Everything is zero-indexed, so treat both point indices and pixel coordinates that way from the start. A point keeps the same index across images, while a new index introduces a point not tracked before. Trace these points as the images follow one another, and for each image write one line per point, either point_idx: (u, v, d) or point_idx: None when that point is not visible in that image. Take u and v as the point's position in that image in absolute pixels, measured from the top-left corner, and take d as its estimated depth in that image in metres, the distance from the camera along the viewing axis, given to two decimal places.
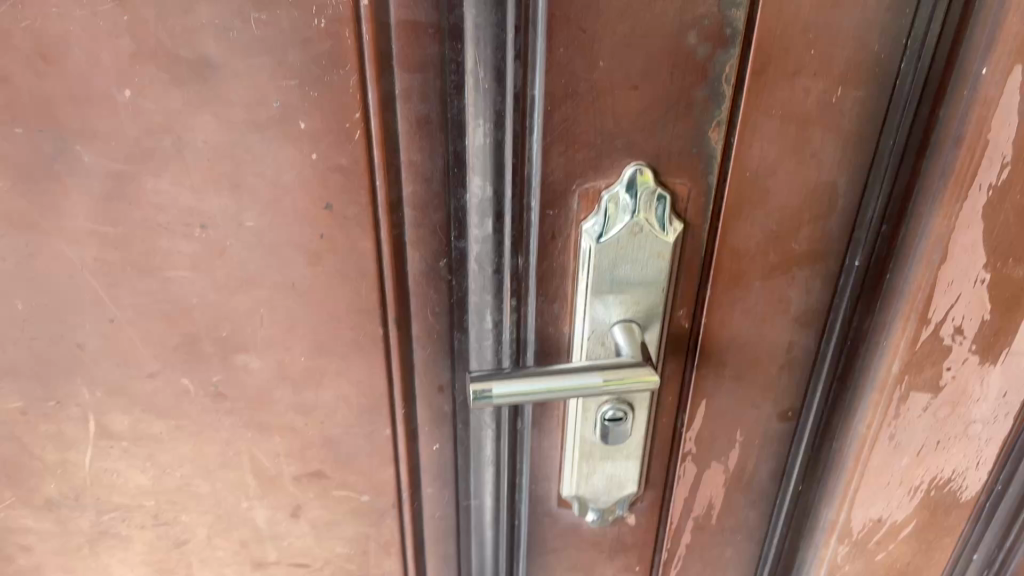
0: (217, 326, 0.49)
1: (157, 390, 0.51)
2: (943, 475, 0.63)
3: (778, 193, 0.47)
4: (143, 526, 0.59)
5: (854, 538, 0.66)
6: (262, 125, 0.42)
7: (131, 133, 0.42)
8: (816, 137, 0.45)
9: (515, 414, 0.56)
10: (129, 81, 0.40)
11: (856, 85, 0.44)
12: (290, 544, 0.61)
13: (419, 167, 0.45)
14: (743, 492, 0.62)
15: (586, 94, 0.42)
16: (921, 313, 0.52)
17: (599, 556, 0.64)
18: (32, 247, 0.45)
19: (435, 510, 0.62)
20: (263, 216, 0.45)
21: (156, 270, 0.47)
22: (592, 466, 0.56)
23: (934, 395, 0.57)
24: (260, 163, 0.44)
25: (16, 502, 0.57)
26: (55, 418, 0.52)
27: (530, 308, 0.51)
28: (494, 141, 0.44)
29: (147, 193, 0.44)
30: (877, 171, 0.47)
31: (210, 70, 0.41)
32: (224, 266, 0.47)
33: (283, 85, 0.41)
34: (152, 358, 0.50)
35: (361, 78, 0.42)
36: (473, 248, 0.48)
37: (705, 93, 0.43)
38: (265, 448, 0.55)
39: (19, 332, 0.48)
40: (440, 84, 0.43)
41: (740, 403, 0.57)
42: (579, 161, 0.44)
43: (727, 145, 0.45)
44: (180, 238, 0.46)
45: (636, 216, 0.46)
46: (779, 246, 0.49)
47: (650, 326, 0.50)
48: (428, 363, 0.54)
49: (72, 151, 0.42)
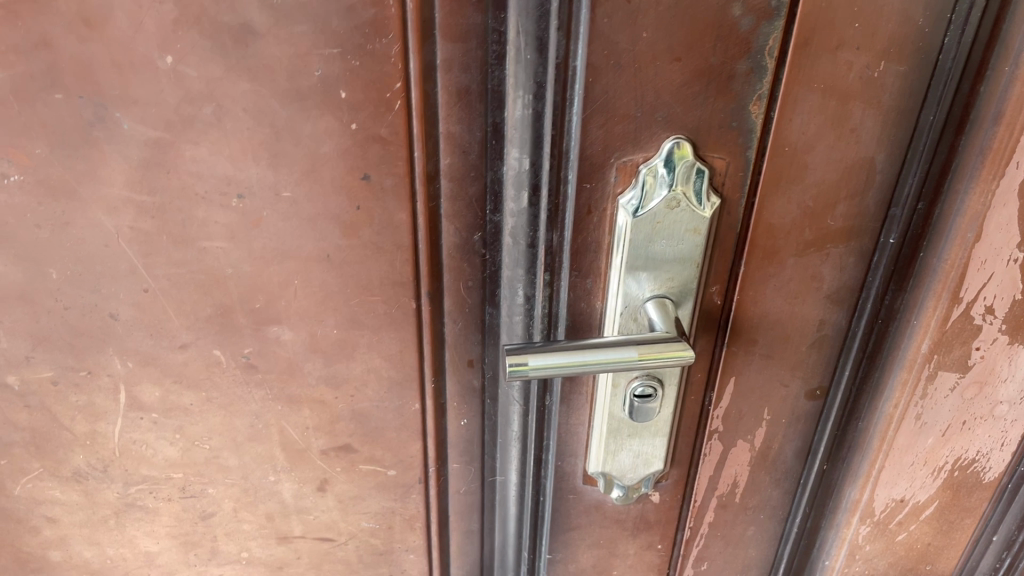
0: (251, 297, 0.49)
1: (189, 361, 0.51)
2: (967, 456, 0.63)
3: (815, 168, 0.47)
4: (170, 499, 0.59)
5: (877, 518, 0.66)
6: (302, 94, 0.42)
7: (172, 101, 0.42)
8: (857, 113, 0.45)
9: (545, 390, 0.56)
10: (171, 47, 0.40)
11: (899, 59, 0.44)
12: (315, 518, 0.61)
13: (458, 138, 0.45)
14: (768, 471, 0.63)
15: (628, 65, 0.42)
16: (953, 292, 0.52)
17: (621, 532, 0.65)
18: (69, 214, 0.45)
19: (460, 486, 0.63)
20: (300, 186, 0.45)
21: (192, 240, 0.46)
22: (618, 444, 0.56)
23: (962, 374, 0.57)
24: (298, 133, 0.43)
25: (44, 474, 0.57)
26: (86, 388, 0.52)
27: (563, 283, 0.50)
28: (533, 113, 0.44)
29: (186, 162, 0.44)
30: (916, 148, 0.47)
31: (252, 37, 0.40)
32: (260, 237, 0.47)
33: (326, 54, 0.41)
34: (185, 329, 0.50)
35: (403, 47, 0.41)
36: (508, 221, 0.49)
37: (748, 66, 0.43)
38: (294, 422, 0.55)
39: (53, 302, 0.48)
40: (481, 54, 0.43)
41: (769, 381, 0.57)
42: (618, 133, 0.44)
43: (767, 119, 0.45)
44: (217, 207, 0.45)
45: (672, 190, 0.45)
46: (814, 222, 0.49)
47: (683, 303, 0.49)
48: (458, 338, 0.54)
49: (111, 118, 0.42)
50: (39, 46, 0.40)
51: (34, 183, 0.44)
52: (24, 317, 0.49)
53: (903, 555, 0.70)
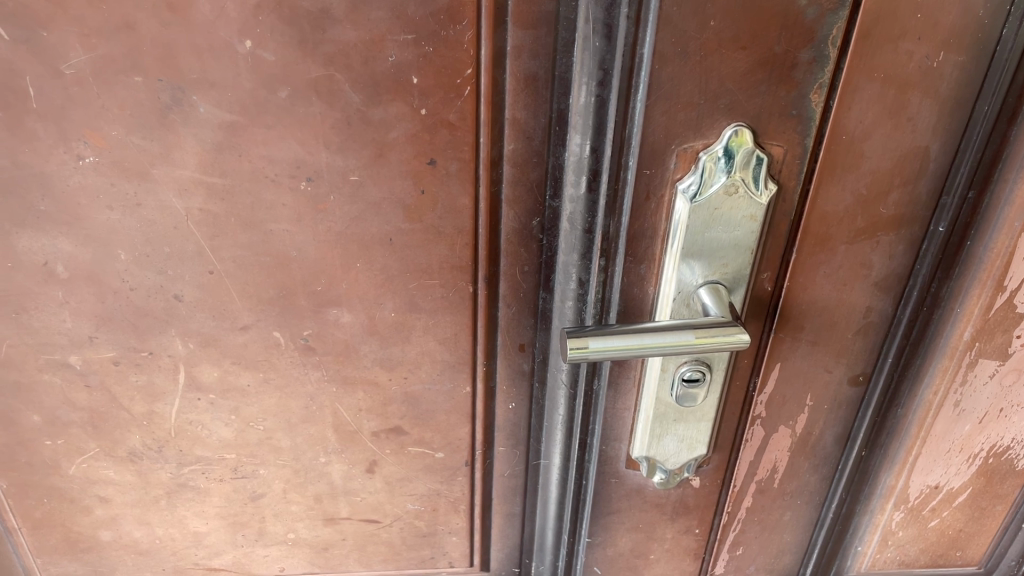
0: (314, 280, 0.50)
1: (248, 343, 0.52)
2: (1002, 443, 0.64)
3: (871, 157, 0.48)
4: (222, 479, 0.60)
5: (911, 504, 0.68)
6: (376, 79, 0.43)
7: (248, 85, 0.43)
8: (914, 101, 0.46)
9: (593, 373, 0.57)
10: (250, 32, 0.41)
11: (958, 50, 0.45)
12: (362, 500, 0.62)
13: (523, 124, 0.47)
14: (808, 457, 0.64)
15: (694, 52, 0.43)
16: (997, 280, 0.54)
17: (661, 517, 0.66)
18: (140, 196, 0.46)
19: (505, 469, 0.64)
20: (367, 170, 0.46)
21: (259, 223, 0.47)
22: (664, 427, 0.57)
23: (1002, 362, 0.59)
24: (369, 117, 0.44)
25: (99, 453, 0.58)
26: (146, 369, 0.53)
27: (618, 269, 0.51)
28: (598, 99, 0.45)
29: (258, 146, 0.45)
30: (970, 136, 0.48)
31: (331, 22, 0.41)
32: (326, 220, 0.48)
33: (400, 40, 0.42)
34: (246, 311, 0.51)
35: (476, 34, 0.42)
36: (566, 207, 0.50)
37: (811, 55, 0.44)
38: (348, 403, 0.56)
39: (119, 282, 0.49)
40: (551, 41, 0.44)
41: (814, 367, 0.58)
42: (681, 120, 0.45)
43: (826, 108, 0.46)
44: (285, 190, 0.46)
45: (731, 176, 0.46)
46: (866, 210, 0.50)
47: (736, 289, 0.50)
48: (511, 321, 0.55)
49: (188, 101, 0.43)
50: (122, 30, 0.40)
51: (108, 165, 0.45)
52: (90, 297, 0.50)
53: (935, 540, 0.71)
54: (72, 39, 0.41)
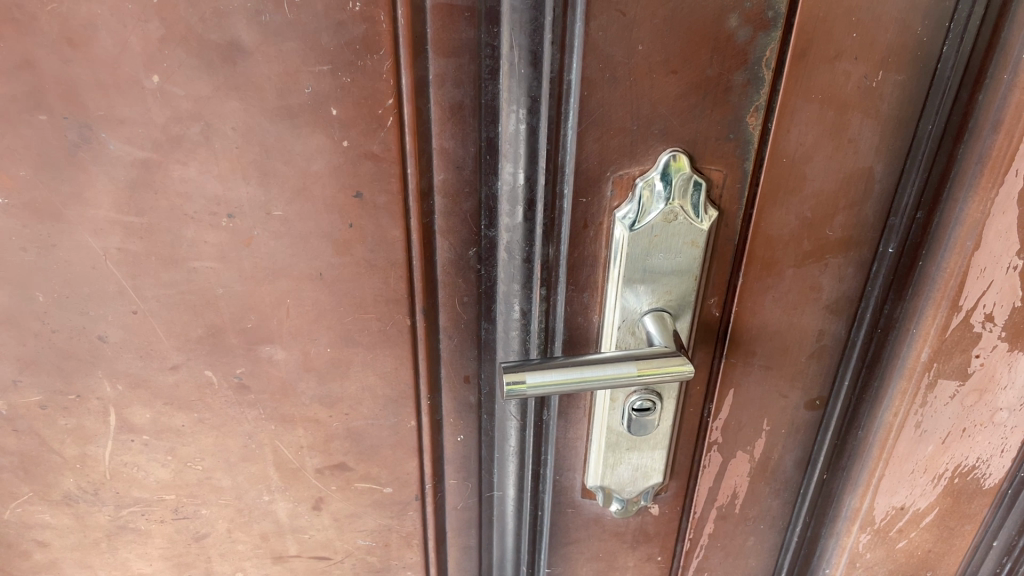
0: (243, 316, 0.48)
1: (180, 382, 0.51)
2: (967, 463, 0.63)
3: (815, 179, 0.46)
4: (163, 521, 0.58)
5: (877, 526, 0.65)
6: (293, 111, 0.41)
7: (159, 120, 0.41)
8: (855, 123, 0.44)
9: (542, 405, 0.55)
10: (157, 66, 0.39)
11: (897, 68, 0.43)
12: (311, 537, 0.60)
13: (452, 153, 0.45)
14: (768, 481, 0.62)
15: (623, 78, 0.41)
16: (952, 299, 0.52)
17: (621, 545, 0.64)
18: (55, 237, 0.44)
19: (457, 502, 0.62)
20: (291, 205, 0.44)
21: (181, 260, 0.46)
22: (617, 457, 0.55)
23: (962, 382, 0.57)
24: (288, 150, 0.43)
25: (33, 498, 0.56)
26: (75, 411, 0.51)
27: (560, 297, 0.50)
28: (528, 127, 0.43)
29: (174, 182, 0.43)
30: (915, 156, 0.47)
31: (241, 55, 0.39)
32: (251, 256, 0.46)
33: (316, 71, 0.40)
34: (175, 350, 0.49)
35: (395, 63, 0.41)
36: (503, 236, 0.48)
37: (745, 77, 0.42)
38: (288, 441, 0.55)
39: (40, 325, 0.47)
40: (475, 68, 0.43)
41: (769, 392, 0.56)
42: (614, 146, 0.43)
43: (764, 131, 0.44)
44: (207, 227, 0.45)
45: (669, 203, 0.45)
46: (813, 233, 0.49)
47: (681, 315, 0.49)
48: (454, 353, 0.53)
49: (96, 139, 0.41)
50: (21, 67, 0.39)
51: (18, 205, 0.43)
52: (10, 341, 0.48)
53: (905, 562, 0.69)
54: None
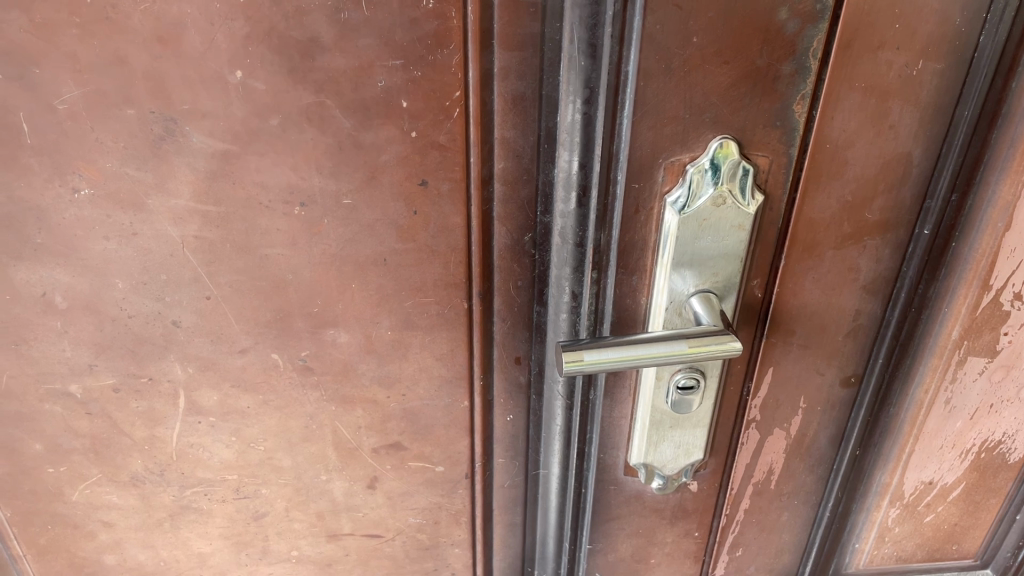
0: (310, 301, 0.51)
1: (247, 365, 0.53)
2: (993, 438, 0.65)
3: (855, 164, 0.49)
4: (224, 500, 0.60)
5: (905, 500, 0.68)
6: (365, 104, 0.44)
7: (240, 114, 0.43)
8: (895, 110, 0.47)
9: (589, 384, 0.57)
10: (241, 62, 0.42)
11: (936, 57, 0.45)
12: (364, 515, 0.63)
13: (512, 143, 0.47)
14: (803, 458, 0.64)
15: (678, 68, 0.44)
16: (983, 279, 0.55)
17: (660, 521, 0.66)
18: (136, 226, 0.46)
19: (504, 480, 0.64)
20: (360, 193, 0.47)
21: (254, 248, 0.48)
22: (661, 434, 0.58)
23: (990, 359, 0.60)
24: (360, 141, 0.45)
25: (102, 479, 0.58)
26: (146, 394, 0.54)
27: (610, 280, 0.52)
28: (585, 116, 0.46)
29: (252, 173, 0.45)
30: (951, 140, 0.49)
31: (320, 50, 0.42)
32: (320, 243, 0.48)
33: (389, 65, 0.43)
34: (244, 334, 0.51)
35: (463, 57, 0.43)
36: (558, 222, 0.50)
37: (792, 67, 0.44)
38: (347, 421, 0.57)
39: (118, 311, 0.50)
40: (537, 61, 0.45)
41: (806, 370, 0.58)
42: (667, 134, 0.46)
43: (809, 118, 0.47)
44: (280, 216, 0.47)
45: (717, 187, 0.47)
46: (852, 216, 0.51)
47: (727, 296, 0.51)
48: (507, 336, 0.56)
49: (180, 131, 0.43)
50: (113, 64, 0.41)
51: (104, 195, 0.45)
52: (88, 326, 0.50)
53: (931, 535, 0.72)
54: (65, 75, 0.41)
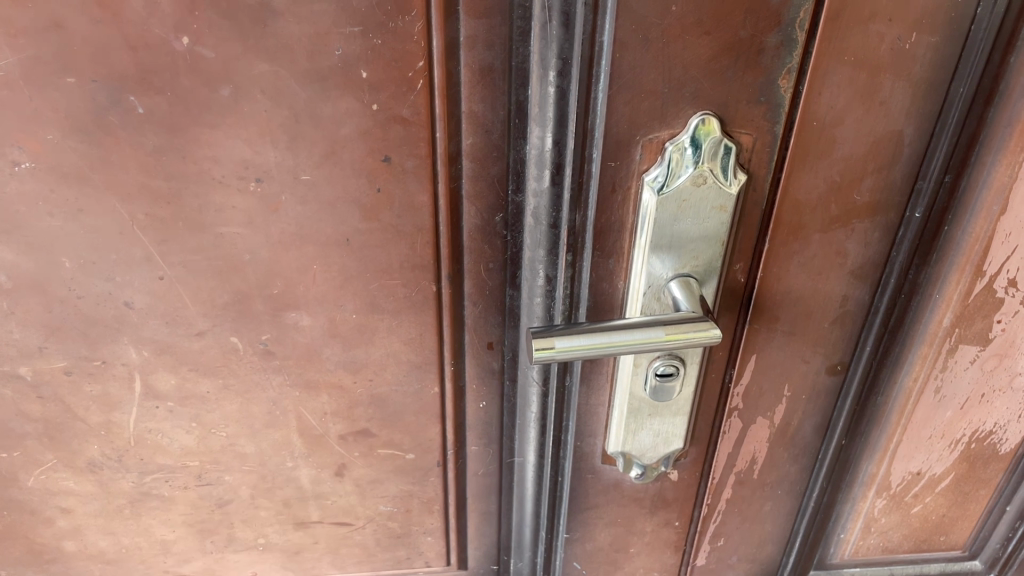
0: (269, 283, 0.48)
1: (205, 349, 0.51)
2: (984, 428, 0.63)
3: (844, 143, 0.46)
4: (187, 487, 0.58)
5: (893, 490, 0.66)
6: (322, 74, 0.41)
7: (188, 83, 0.41)
8: (887, 85, 0.44)
9: (565, 370, 0.55)
10: (187, 28, 0.39)
11: (931, 30, 0.43)
12: (333, 503, 0.61)
13: (481, 117, 0.44)
14: (787, 447, 0.62)
15: (656, 39, 0.41)
16: (976, 265, 0.53)
17: (640, 511, 0.64)
18: (82, 201, 0.44)
19: (478, 468, 0.62)
20: (320, 169, 0.44)
21: (208, 226, 0.45)
22: (639, 422, 0.56)
23: (983, 347, 0.57)
24: (317, 115, 0.42)
25: (58, 464, 0.56)
26: (100, 377, 0.51)
27: (585, 263, 0.49)
28: (558, 90, 0.43)
29: (203, 146, 0.43)
30: (945, 119, 0.46)
31: (271, 16, 0.39)
32: (278, 221, 0.46)
33: (346, 32, 0.40)
34: (201, 317, 0.49)
35: (426, 24, 0.40)
36: (530, 202, 0.47)
37: (778, 39, 0.42)
38: (312, 407, 0.55)
39: (66, 291, 0.47)
40: (506, 30, 0.42)
41: (790, 357, 0.56)
42: (644, 109, 0.43)
43: (796, 93, 0.44)
44: (234, 192, 0.44)
45: (698, 166, 0.45)
46: (840, 198, 0.48)
47: (707, 281, 0.49)
48: (478, 319, 0.53)
49: (125, 102, 0.41)
50: (50, 28, 0.38)
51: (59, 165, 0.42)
52: (36, 307, 0.48)
53: (918, 526, 0.70)
54: None
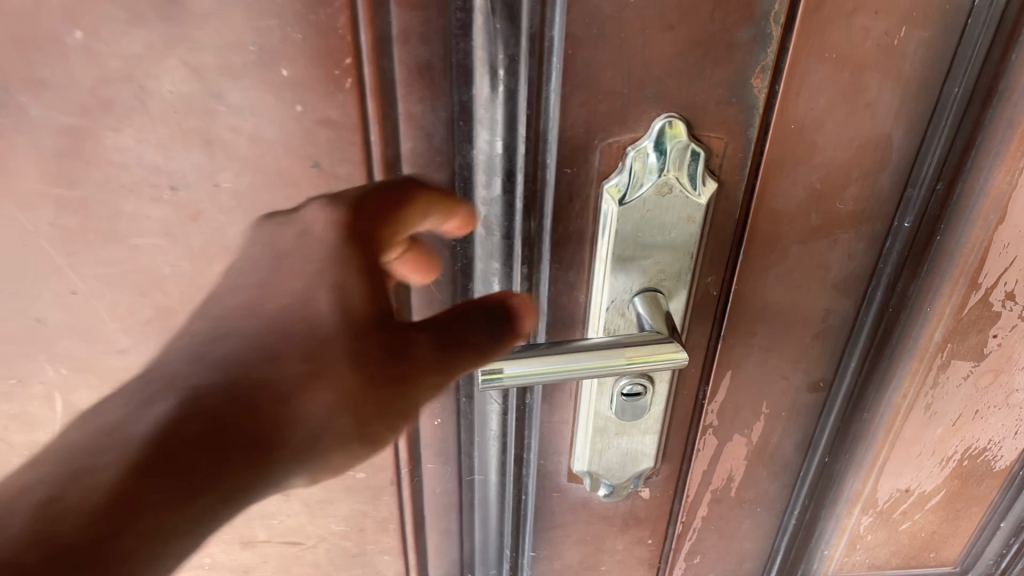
0: (194, 297, 0.44)
1: (129, 366, 0.46)
2: (978, 445, 0.59)
3: (825, 148, 0.42)
4: None
5: (879, 508, 0.63)
6: (238, 72, 0.37)
7: (86, 82, 0.36)
8: (873, 85, 0.40)
9: (525, 390, 0.51)
10: (80, 20, 0.34)
11: (922, 24, 0.38)
12: (281, 522, 0.57)
13: (420, 120, 0.40)
14: (766, 465, 0.58)
15: (613, 34, 0.37)
16: (971, 277, 0.49)
17: (610, 529, 0.60)
18: None
19: (436, 486, 0.58)
20: (242, 175, 0.40)
21: (122, 237, 0.41)
22: (606, 441, 0.52)
23: (977, 362, 0.53)
24: (235, 117, 0.38)
25: None
26: (17, 397, 0.47)
27: (543, 276, 0.46)
28: (505, 91, 0.39)
29: (108, 151, 0.38)
30: (938, 122, 0.42)
31: (175, 7, 0.34)
32: (199, 233, 0.42)
33: (262, 26, 0.35)
34: (122, 333, 0.45)
35: (351, 17, 0.35)
36: (480, 210, 0.43)
37: (750, 33, 0.37)
38: None
39: None
40: (443, 23, 0.37)
41: (769, 374, 0.52)
42: (602, 112, 0.39)
43: (771, 94, 0.39)
44: (148, 201, 0.40)
45: (663, 174, 0.40)
46: (822, 206, 0.44)
47: (675, 295, 0.46)
48: None
49: (15, 103, 0.36)
50: None
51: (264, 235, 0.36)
52: None
53: (907, 543, 0.66)
54: None
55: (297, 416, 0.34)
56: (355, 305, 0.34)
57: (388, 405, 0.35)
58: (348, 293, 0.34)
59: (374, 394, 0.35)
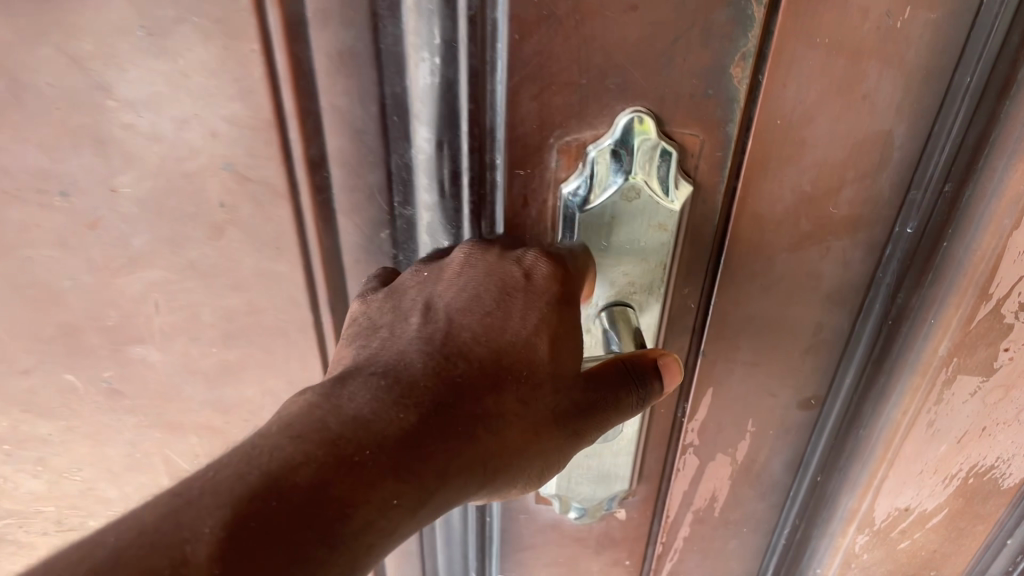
0: (101, 313, 0.39)
1: (37, 388, 0.42)
2: (984, 463, 0.54)
3: (816, 146, 0.36)
4: (46, 533, 0.50)
5: (876, 527, 0.57)
6: (127, 62, 0.31)
7: None
8: (871, 74, 0.34)
9: None
10: None
11: (930, 5, 0.33)
12: None
13: (346, 114, 0.34)
14: (752, 485, 0.53)
15: (567, 17, 0.32)
16: (982, 287, 0.43)
17: (584, 550, 0.56)
18: None
19: None
20: (143, 179, 0.34)
21: (10, 248, 0.36)
22: (575, 463, 0.47)
23: (986, 377, 0.48)
24: (128, 114, 0.33)
25: None
26: None
27: None
28: (444, 81, 0.33)
29: None
30: (946, 116, 0.36)
31: None
32: (99, 243, 0.36)
33: (150, 7, 0.30)
34: (24, 352, 0.40)
35: None
36: (424, 215, 0.38)
37: (728, 15, 0.32)
38: (180, 449, 0.46)
39: None
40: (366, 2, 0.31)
41: (754, 391, 0.47)
42: (556, 106, 0.34)
43: (753, 85, 0.34)
44: (36, 209, 0.35)
45: (630, 178, 0.35)
46: (812, 211, 0.39)
47: (647, 308, 0.41)
48: None
49: None
50: None
51: (485, 268, 0.37)
52: None
53: (906, 562, 0.61)
54: None
55: (518, 454, 0.35)
56: (570, 357, 0.37)
57: (511, 463, 0.35)
58: (564, 347, 0.37)
59: (514, 444, 0.35)
